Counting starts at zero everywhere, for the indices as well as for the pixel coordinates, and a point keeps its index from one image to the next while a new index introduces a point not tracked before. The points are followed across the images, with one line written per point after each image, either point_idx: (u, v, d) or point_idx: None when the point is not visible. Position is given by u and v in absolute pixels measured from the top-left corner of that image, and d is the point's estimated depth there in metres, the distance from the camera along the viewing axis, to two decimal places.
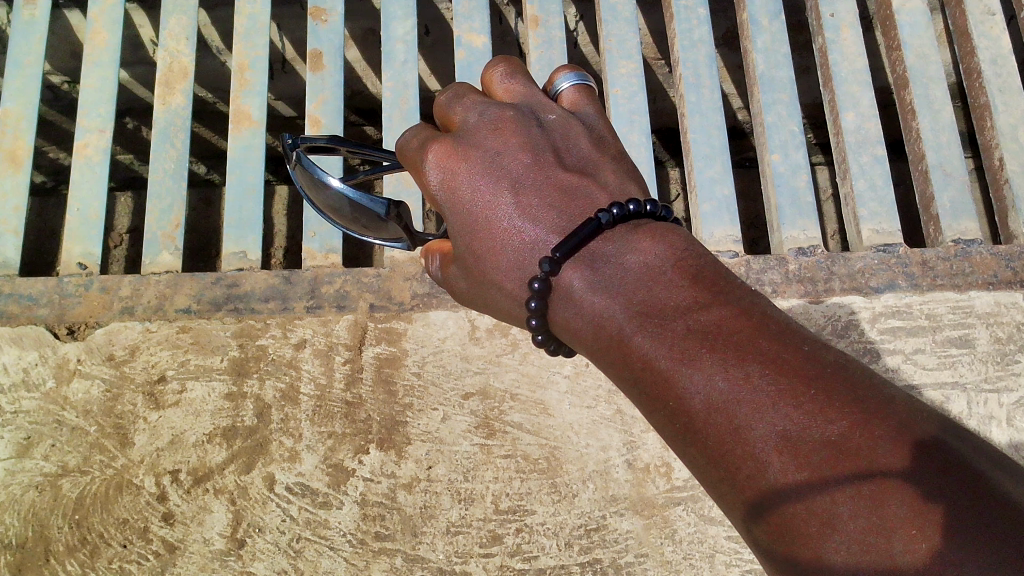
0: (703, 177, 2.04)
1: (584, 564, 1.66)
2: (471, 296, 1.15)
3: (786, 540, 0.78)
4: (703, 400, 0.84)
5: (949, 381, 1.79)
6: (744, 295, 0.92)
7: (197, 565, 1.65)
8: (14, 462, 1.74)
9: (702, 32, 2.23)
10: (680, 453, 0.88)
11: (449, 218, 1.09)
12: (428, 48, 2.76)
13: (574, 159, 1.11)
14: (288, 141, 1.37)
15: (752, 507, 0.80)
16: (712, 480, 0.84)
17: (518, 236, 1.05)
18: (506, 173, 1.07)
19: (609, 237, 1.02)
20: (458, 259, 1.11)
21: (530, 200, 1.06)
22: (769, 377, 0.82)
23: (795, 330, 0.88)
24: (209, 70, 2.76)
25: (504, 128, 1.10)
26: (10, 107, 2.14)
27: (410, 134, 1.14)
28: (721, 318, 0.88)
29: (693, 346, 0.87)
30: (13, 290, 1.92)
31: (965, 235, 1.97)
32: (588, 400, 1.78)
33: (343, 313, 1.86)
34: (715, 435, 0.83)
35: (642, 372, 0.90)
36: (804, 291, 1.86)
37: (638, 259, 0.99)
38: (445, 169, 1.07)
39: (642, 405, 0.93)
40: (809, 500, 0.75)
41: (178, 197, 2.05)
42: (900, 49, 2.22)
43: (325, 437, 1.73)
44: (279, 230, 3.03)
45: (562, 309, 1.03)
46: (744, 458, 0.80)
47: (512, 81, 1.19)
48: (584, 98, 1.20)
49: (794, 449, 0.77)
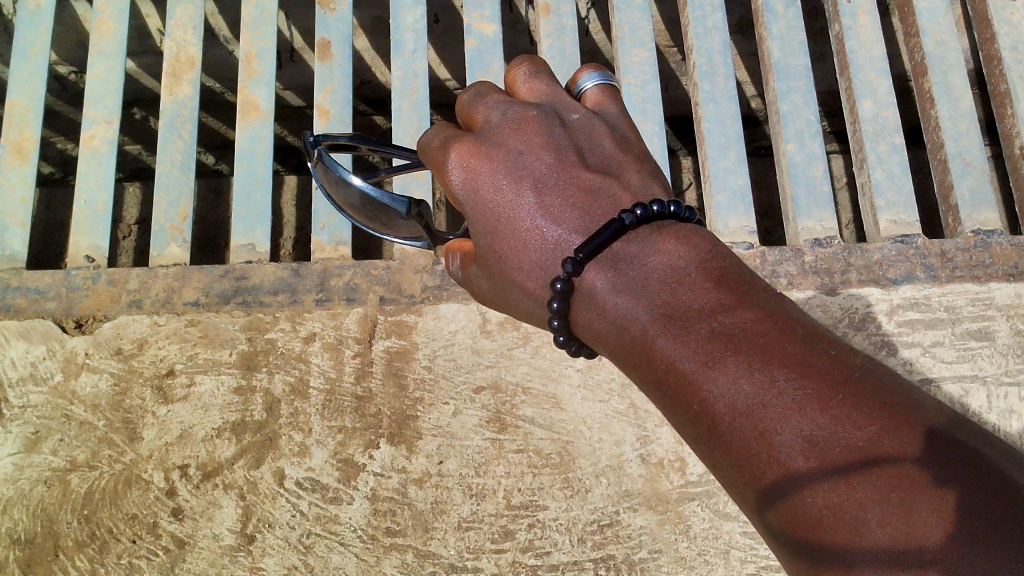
0: (717, 167, 2.01)
1: (597, 560, 1.64)
2: (493, 297, 1.13)
3: (811, 546, 0.75)
4: (727, 403, 0.81)
5: (968, 374, 1.76)
6: (769, 298, 0.90)
7: (207, 560, 1.64)
8: (22, 457, 1.72)
9: (716, 19, 2.19)
10: (705, 457, 0.86)
11: (471, 218, 1.06)
12: (438, 37, 2.72)
13: (597, 158, 1.09)
14: (309, 138, 1.35)
15: (778, 512, 0.77)
16: (736, 484, 0.82)
17: (540, 236, 1.03)
18: (528, 173, 1.05)
19: (632, 238, 0.99)
20: (480, 259, 1.10)
21: (552, 200, 1.03)
22: (795, 381, 0.79)
23: (821, 334, 0.86)
24: (217, 60, 2.73)
25: (527, 127, 1.07)
26: (17, 99, 2.11)
27: (432, 133, 1.11)
28: (745, 321, 0.85)
29: (718, 349, 0.84)
30: (20, 283, 1.91)
31: (985, 225, 1.93)
32: (600, 394, 1.75)
33: (353, 306, 1.84)
34: (740, 440, 0.80)
35: (665, 375, 0.88)
36: (819, 283, 1.83)
37: (662, 261, 0.96)
38: (467, 167, 1.05)
39: (664, 408, 0.90)
40: (835, 505, 0.73)
41: (186, 189, 2.03)
42: (918, 35, 2.17)
43: (335, 431, 1.72)
44: (288, 221, 3.03)
45: (584, 310, 1.01)
46: (769, 462, 0.78)
47: (535, 81, 1.16)
48: (608, 98, 1.17)
49: (820, 454, 0.74)
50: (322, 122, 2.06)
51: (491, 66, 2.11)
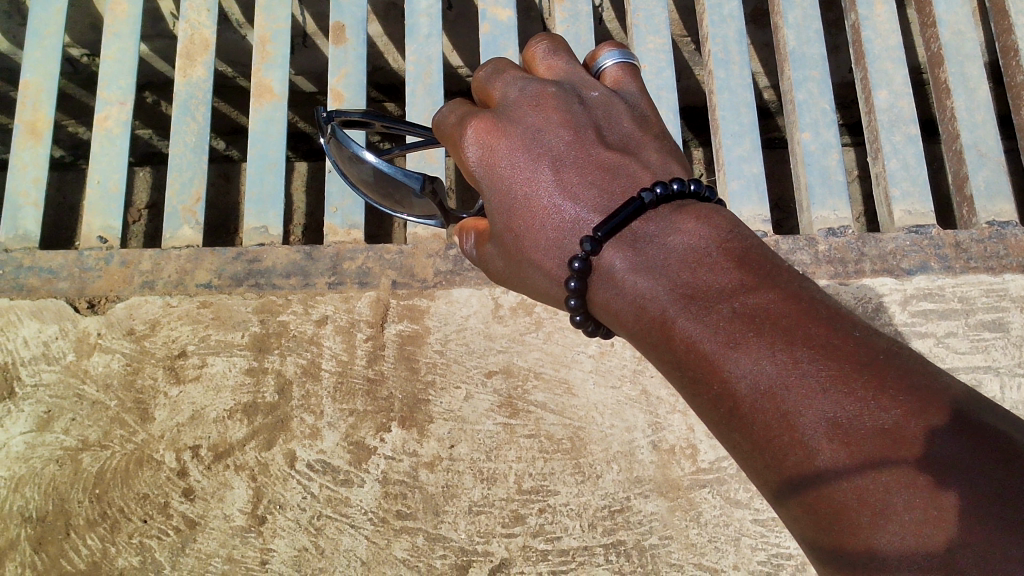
0: (732, 155, 2.01)
1: (608, 546, 1.64)
2: (507, 276, 1.13)
3: (834, 530, 0.74)
4: (749, 384, 0.80)
5: (981, 365, 1.75)
6: (792, 279, 0.88)
7: (217, 540, 1.64)
8: (35, 436, 1.73)
9: (732, 7, 2.19)
10: (725, 439, 0.85)
11: (487, 195, 1.06)
12: (451, 23, 2.71)
13: (616, 136, 1.08)
14: (322, 114, 1.35)
15: (799, 496, 0.76)
16: (756, 466, 0.81)
17: (558, 214, 1.02)
18: (546, 150, 1.04)
19: (652, 217, 0.98)
20: (495, 237, 1.09)
21: (570, 177, 1.03)
22: (820, 362, 0.77)
23: (844, 315, 0.84)
24: (229, 43, 2.71)
25: (545, 104, 1.07)
26: (30, 79, 2.11)
27: (448, 110, 1.11)
28: (768, 302, 0.84)
29: (740, 329, 0.83)
30: (33, 263, 1.91)
31: (1000, 217, 1.92)
32: (612, 380, 1.75)
33: (365, 289, 1.84)
34: (763, 422, 0.79)
35: (685, 356, 0.87)
36: (833, 273, 1.83)
37: (682, 241, 0.95)
38: (484, 145, 1.05)
39: (685, 392, 0.89)
40: (861, 488, 0.72)
41: (199, 170, 2.02)
42: (935, 26, 2.17)
43: (346, 415, 1.72)
44: (298, 208, 3.03)
45: (603, 290, 1.00)
46: (792, 445, 0.76)
47: (554, 59, 1.16)
48: (628, 77, 1.17)
49: (845, 437, 0.73)
50: (336, 106, 2.05)
51: (505, 51, 2.11)
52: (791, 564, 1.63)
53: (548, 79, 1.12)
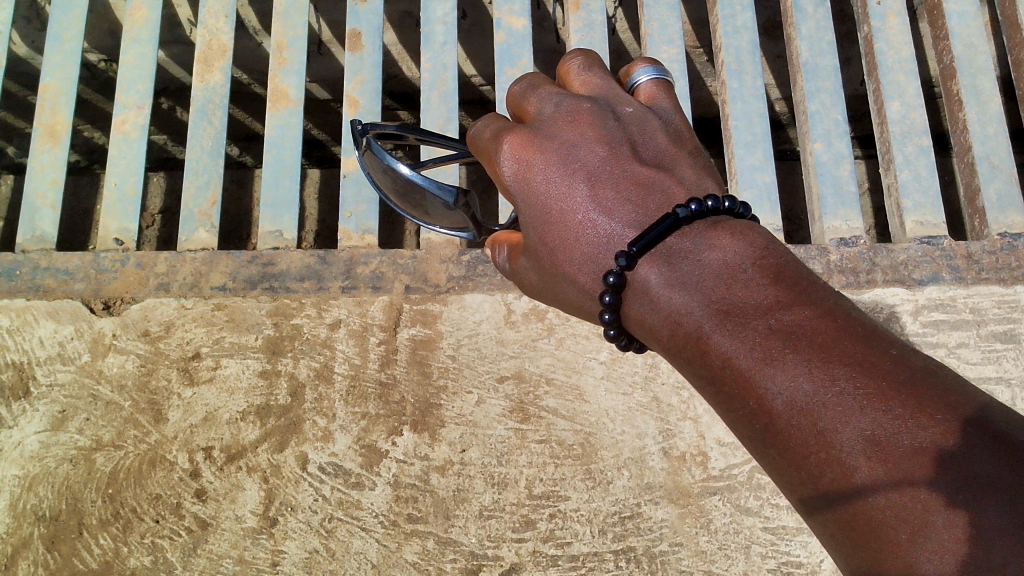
0: (744, 164, 2.02)
1: (618, 551, 1.64)
2: (541, 288, 1.14)
3: (872, 547, 0.73)
4: (786, 401, 0.79)
5: (993, 375, 1.75)
6: (828, 295, 0.86)
7: (229, 542, 1.65)
8: (49, 435, 1.74)
9: (745, 18, 2.20)
10: (761, 456, 0.84)
11: (522, 209, 1.07)
12: (465, 32, 2.73)
13: (651, 152, 1.09)
14: (358, 126, 1.36)
15: (835, 512, 0.75)
16: (793, 484, 0.80)
17: (593, 229, 1.03)
18: (582, 166, 1.05)
19: (687, 232, 0.98)
20: (530, 251, 1.10)
21: (605, 193, 1.04)
22: (857, 380, 0.76)
23: (881, 332, 0.82)
24: (244, 50, 2.73)
25: (580, 119, 1.07)
26: (50, 82, 2.14)
27: (483, 124, 1.11)
28: (804, 319, 0.82)
29: (776, 346, 0.82)
30: (49, 264, 1.93)
31: (1012, 228, 1.92)
32: (624, 387, 1.76)
33: (378, 294, 1.85)
34: (799, 439, 0.78)
35: (721, 372, 0.86)
36: (845, 282, 1.84)
37: (716, 257, 0.94)
38: (520, 159, 1.05)
39: (719, 406, 0.88)
40: (900, 506, 0.70)
41: (215, 174, 2.04)
42: (948, 38, 2.18)
43: (358, 418, 1.73)
44: (311, 214, 3.05)
45: (637, 305, 0.99)
46: (829, 462, 0.75)
47: (589, 74, 1.16)
48: (662, 93, 1.18)
49: (882, 454, 0.72)
50: (351, 112, 2.07)
51: (520, 60, 2.12)
52: (801, 572, 1.64)
53: (583, 95, 1.13)
